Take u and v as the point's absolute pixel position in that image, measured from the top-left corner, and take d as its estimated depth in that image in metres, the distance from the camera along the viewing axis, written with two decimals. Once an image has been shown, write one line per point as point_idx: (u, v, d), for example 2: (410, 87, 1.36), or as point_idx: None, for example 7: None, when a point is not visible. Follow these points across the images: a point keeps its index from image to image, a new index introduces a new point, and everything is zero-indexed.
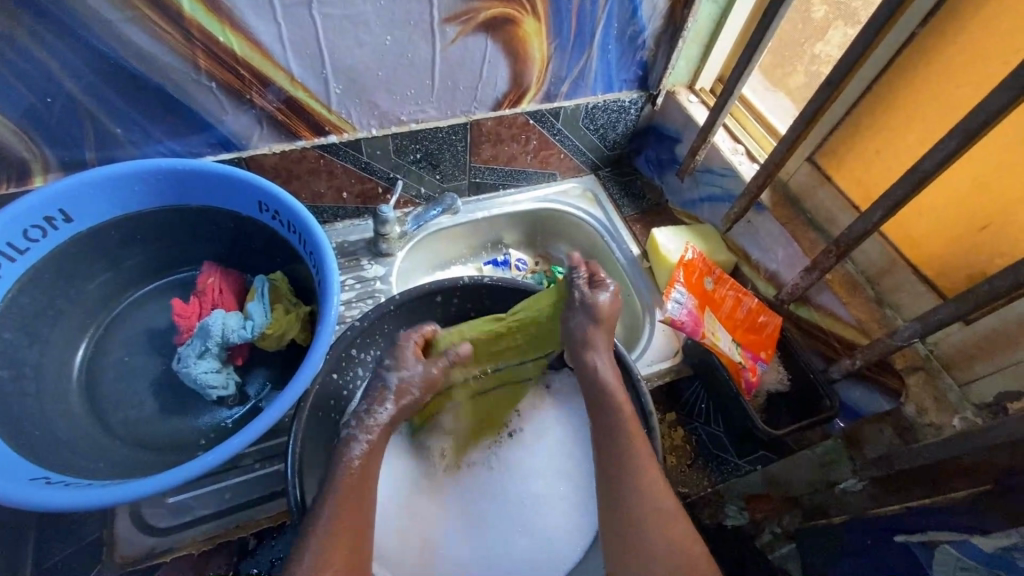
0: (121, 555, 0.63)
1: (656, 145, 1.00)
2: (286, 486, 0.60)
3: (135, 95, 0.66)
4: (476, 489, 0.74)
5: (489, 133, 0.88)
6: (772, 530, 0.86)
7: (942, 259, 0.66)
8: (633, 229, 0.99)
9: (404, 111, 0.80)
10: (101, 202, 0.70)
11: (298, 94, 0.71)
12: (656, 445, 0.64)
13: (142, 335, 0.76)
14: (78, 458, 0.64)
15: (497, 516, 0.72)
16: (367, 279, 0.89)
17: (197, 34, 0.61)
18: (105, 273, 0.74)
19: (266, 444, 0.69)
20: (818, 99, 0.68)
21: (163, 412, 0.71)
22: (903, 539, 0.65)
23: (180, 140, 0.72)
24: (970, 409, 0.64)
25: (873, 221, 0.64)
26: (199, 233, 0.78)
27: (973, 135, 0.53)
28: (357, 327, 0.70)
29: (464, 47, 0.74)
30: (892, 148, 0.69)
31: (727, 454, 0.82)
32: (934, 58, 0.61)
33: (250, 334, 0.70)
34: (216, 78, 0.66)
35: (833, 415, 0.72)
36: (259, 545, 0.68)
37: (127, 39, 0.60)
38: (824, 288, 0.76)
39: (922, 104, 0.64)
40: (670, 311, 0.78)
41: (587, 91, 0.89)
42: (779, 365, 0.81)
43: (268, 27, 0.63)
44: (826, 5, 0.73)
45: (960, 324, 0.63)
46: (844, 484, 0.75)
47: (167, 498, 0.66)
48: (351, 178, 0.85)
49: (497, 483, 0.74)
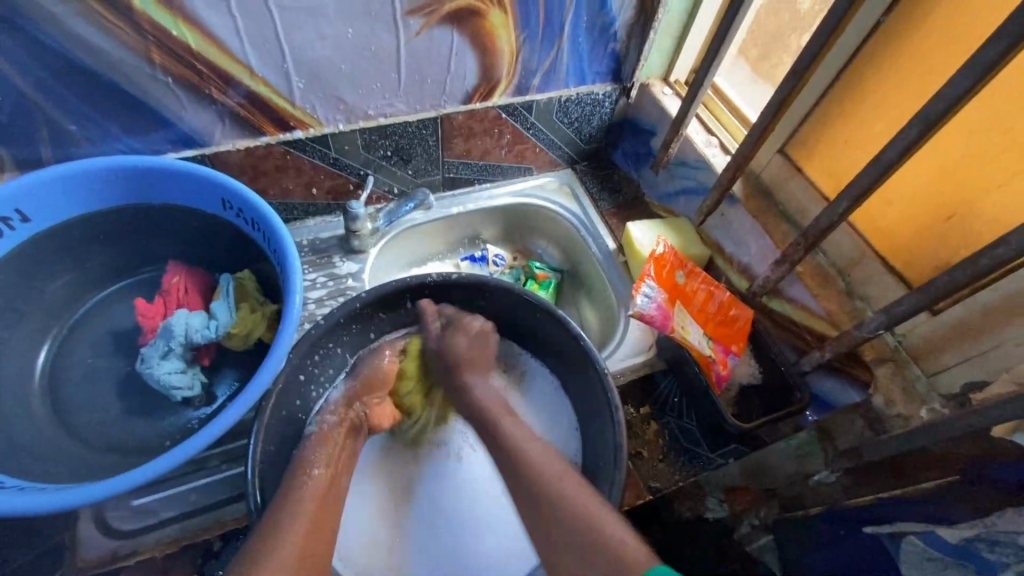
0: (84, 558, 0.63)
1: (631, 138, 1.00)
2: (246, 489, 0.59)
3: (89, 91, 0.64)
4: (457, 473, 0.75)
5: (461, 127, 0.87)
6: (751, 522, 0.85)
7: (909, 250, 0.65)
8: (609, 223, 0.98)
9: (372, 106, 0.79)
10: (59, 201, 0.68)
11: (260, 88, 0.70)
12: (622, 441, 0.63)
13: (107, 336, 0.75)
14: (36, 463, 0.63)
15: (480, 498, 0.73)
16: (339, 276, 0.88)
17: (149, 27, 0.60)
18: (66, 274, 0.73)
19: (231, 444, 0.69)
20: (785, 89, 0.68)
21: (128, 414, 0.71)
22: (871, 531, 0.66)
23: (140, 137, 0.71)
24: (938, 399, 0.64)
25: (839, 212, 0.63)
26: (163, 232, 0.76)
27: (933, 125, 0.53)
28: (322, 325, 0.69)
29: (430, 39, 0.73)
30: (861, 137, 0.68)
31: (700, 448, 0.80)
32: (900, 45, 0.60)
33: (214, 334, 0.70)
34: (173, 73, 0.65)
35: (803, 409, 0.72)
36: (224, 546, 0.66)
37: (76, 34, 0.59)
38: (795, 281, 0.76)
39: (887, 94, 0.64)
40: (639, 306, 0.77)
41: (559, 84, 0.88)
42: (751, 359, 0.81)
43: (224, 20, 0.62)
44: None
45: (927, 314, 0.63)
46: (818, 476, 0.76)
47: (132, 501, 0.65)
48: (321, 174, 0.84)
49: (476, 469, 0.75)
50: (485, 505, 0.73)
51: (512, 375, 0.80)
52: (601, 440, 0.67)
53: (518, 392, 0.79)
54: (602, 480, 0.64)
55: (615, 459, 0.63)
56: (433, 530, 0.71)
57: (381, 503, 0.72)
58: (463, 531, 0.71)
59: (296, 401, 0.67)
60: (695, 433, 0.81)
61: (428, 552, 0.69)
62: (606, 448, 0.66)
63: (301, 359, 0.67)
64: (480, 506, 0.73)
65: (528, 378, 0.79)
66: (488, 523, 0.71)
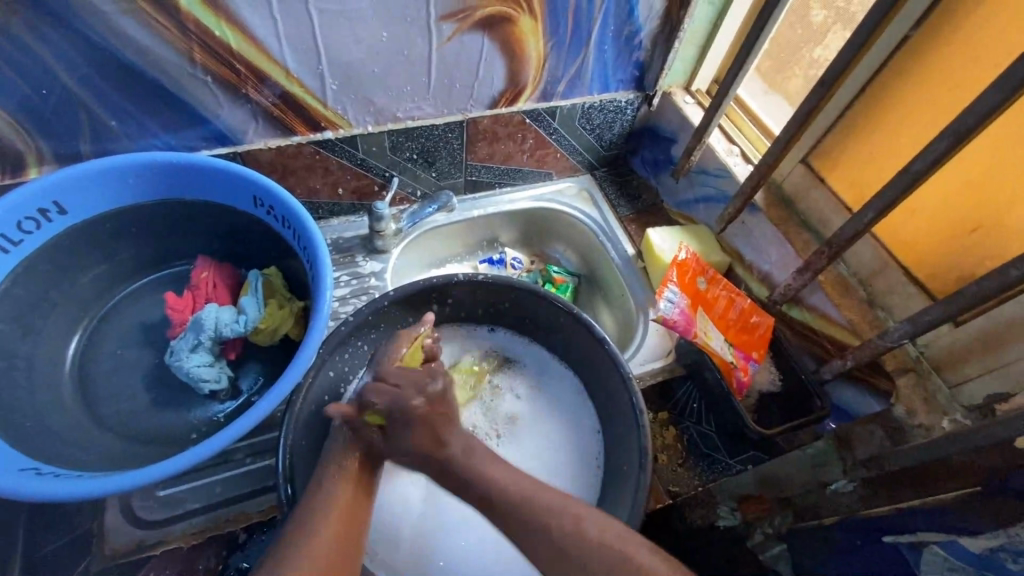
0: (111, 547, 0.63)
1: (651, 145, 1.01)
2: (277, 480, 0.60)
3: (130, 88, 0.66)
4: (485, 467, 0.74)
5: (485, 131, 0.88)
6: (763, 530, 0.76)
7: (934, 261, 0.66)
8: (628, 229, 0.99)
9: (400, 108, 0.80)
10: (96, 194, 0.70)
11: (293, 88, 0.71)
12: (647, 444, 0.64)
13: (135, 329, 0.76)
14: (66, 449, 0.64)
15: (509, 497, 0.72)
16: (362, 275, 0.89)
17: (193, 27, 0.61)
18: (99, 266, 0.74)
19: (258, 438, 0.70)
20: (812, 100, 0.68)
21: (155, 406, 0.72)
22: (892, 540, 0.62)
23: (175, 134, 0.72)
24: (960, 410, 0.65)
25: (864, 222, 0.64)
26: (194, 229, 0.78)
27: (963, 137, 0.53)
28: (350, 322, 0.70)
29: (461, 44, 0.74)
30: (885, 149, 0.69)
31: (718, 453, 0.83)
32: (927, 60, 0.61)
33: (243, 328, 0.71)
34: (211, 72, 0.66)
35: (824, 416, 0.73)
36: (249, 539, 0.66)
37: (123, 32, 0.60)
38: (816, 289, 0.76)
39: (912, 107, 0.65)
40: (662, 310, 0.79)
41: (583, 90, 0.89)
42: (771, 366, 0.81)
43: (265, 22, 0.63)
44: (825, 11, 0.74)
45: (949, 326, 0.64)
46: (837, 484, 0.71)
47: (157, 491, 0.66)
48: (347, 174, 0.85)
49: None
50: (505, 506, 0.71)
51: (535, 371, 0.81)
52: (624, 443, 0.68)
53: (544, 391, 0.79)
54: (627, 483, 0.65)
55: (639, 461, 0.64)
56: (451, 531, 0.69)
57: (401, 510, 0.70)
58: (481, 532, 0.69)
59: (325, 397, 0.69)
60: (714, 438, 0.83)
61: (448, 557, 0.67)
62: (629, 450, 0.66)
63: (329, 357, 0.68)
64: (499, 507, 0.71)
65: (552, 380, 0.80)
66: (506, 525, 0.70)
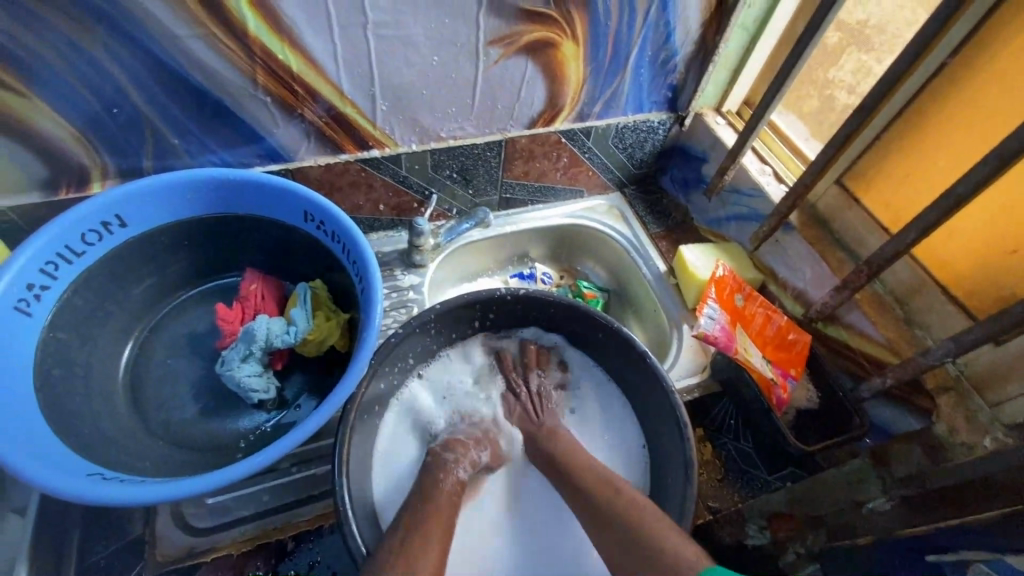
0: (163, 553, 0.65)
1: (681, 165, 1.03)
2: (333, 487, 0.61)
3: (194, 107, 0.68)
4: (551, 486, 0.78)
5: (523, 150, 0.91)
6: (796, 551, 0.75)
7: (973, 281, 0.67)
8: (659, 246, 1.00)
9: (444, 128, 0.82)
10: (154, 209, 0.72)
11: (345, 109, 0.74)
12: (692, 458, 0.65)
13: (185, 339, 0.78)
14: (123, 455, 0.66)
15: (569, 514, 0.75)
16: (401, 288, 0.92)
17: (257, 50, 0.64)
18: (152, 277, 0.76)
19: (304, 448, 0.71)
20: (851, 123, 0.70)
21: (205, 414, 0.73)
22: (933, 559, 0.64)
23: (232, 151, 0.75)
24: (1002, 429, 0.66)
25: (906, 243, 0.65)
26: (244, 242, 0.80)
27: (1008, 160, 0.55)
28: (398, 334, 0.72)
29: (505, 67, 0.77)
30: (921, 171, 0.71)
31: (757, 470, 0.82)
32: (966, 85, 0.63)
33: (293, 339, 0.73)
34: (271, 92, 0.69)
35: (865, 433, 0.73)
36: (297, 547, 0.69)
37: (193, 54, 0.63)
38: (853, 307, 0.78)
39: (950, 131, 0.66)
40: (703, 327, 0.80)
41: (618, 111, 0.91)
42: (808, 383, 0.82)
43: (325, 46, 0.66)
44: (840, 33, 0.76)
45: (991, 345, 0.65)
46: (871, 504, 0.66)
47: (207, 499, 0.67)
48: (389, 190, 0.88)
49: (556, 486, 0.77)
50: (561, 527, 0.75)
51: (576, 396, 0.83)
52: (668, 457, 0.69)
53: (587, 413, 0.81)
54: (673, 497, 0.65)
55: (685, 473, 0.65)
56: (519, 554, 0.73)
57: (479, 534, 0.73)
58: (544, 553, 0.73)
59: (373, 406, 0.70)
60: (753, 455, 0.83)
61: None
62: (675, 463, 0.67)
63: (379, 369, 0.70)
64: (555, 530, 0.74)
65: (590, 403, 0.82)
66: (561, 545, 0.73)
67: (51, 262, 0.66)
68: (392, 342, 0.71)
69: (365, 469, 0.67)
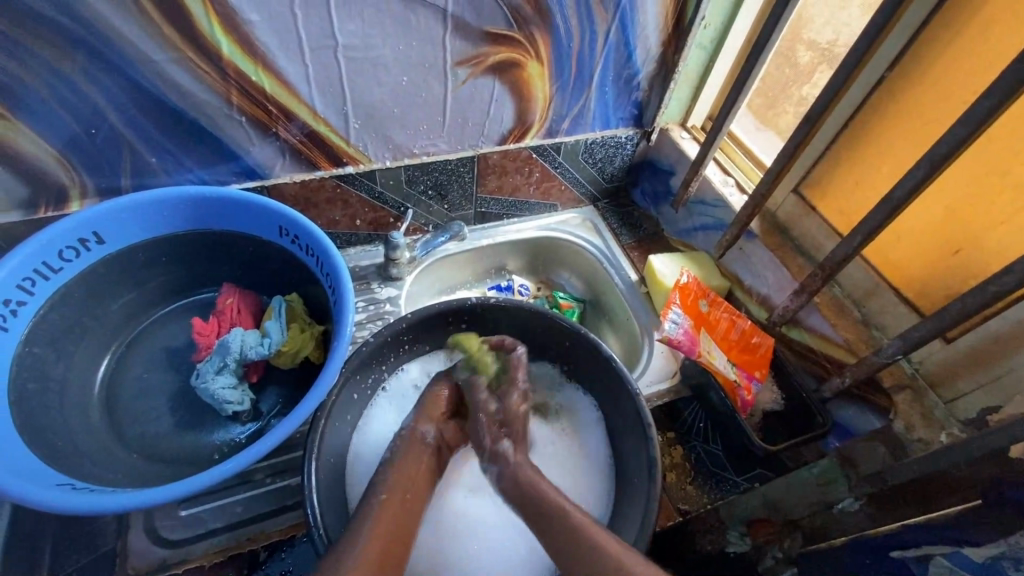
0: (133, 566, 0.65)
1: (650, 178, 1.06)
2: (303, 495, 0.62)
3: (170, 126, 0.71)
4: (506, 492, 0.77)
5: (495, 166, 0.94)
6: (772, 554, 0.66)
7: (921, 282, 0.70)
8: (631, 256, 1.03)
9: (417, 145, 0.85)
10: (132, 226, 0.74)
11: (319, 127, 0.77)
12: (655, 455, 0.67)
13: (161, 354, 0.79)
14: (95, 468, 0.66)
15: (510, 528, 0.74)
16: (378, 301, 0.94)
17: (232, 73, 0.67)
18: (129, 294, 0.78)
19: (278, 458, 0.73)
20: (799, 135, 0.74)
21: (180, 427, 0.74)
22: (898, 555, 0.54)
23: (209, 169, 0.78)
24: (957, 425, 0.68)
25: (854, 246, 0.68)
26: (221, 256, 0.82)
27: (938, 165, 0.58)
28: (371, 343, 0.74)
29: (474, 86, 0.81)
30: (868, 180, 0.74)
31: (726, 471, 0.84)
32: (903, 95, 0.67)
33: (267, 350, 0.73)
34: (245, 112, 0.72)
35: (827, 431, 0.75)
36: (269, 557, 0.68)
37: (169, 77, 0.66)
38: (813, 310, 0.80)
39: (895, 140, 0.70)
40: (667, 331, 0.82)
41: (585, 128, 0.95)
42: (773, 385, 0.84)
43: (297, 67, 0.69)
44: (813, 51, 0.80)
45: (940, 342, 0.68)
46: (841, 504, 0.61)
47: (180, 511, 0.69)
48: (365, 206, 0.90)
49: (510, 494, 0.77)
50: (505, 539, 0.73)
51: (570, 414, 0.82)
52: (635, 456, 0.71)
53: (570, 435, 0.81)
54: (636, 496, 0.67)
55: (649, 473, 0.66)
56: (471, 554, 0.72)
57: (436, 513, 0.74)
58: (504, 552, 0.72)
59: (345, 415, 0.72)
60: (721, 457, 0.84)
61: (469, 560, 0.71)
62: (640, 462, 0.69)
63: (351, 379, 0.72)
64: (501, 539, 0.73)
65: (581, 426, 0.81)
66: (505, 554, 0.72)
67: (28, 278, 0.67)
68: (363, 350, 0.73)
69: (338, 478, 0.68)
